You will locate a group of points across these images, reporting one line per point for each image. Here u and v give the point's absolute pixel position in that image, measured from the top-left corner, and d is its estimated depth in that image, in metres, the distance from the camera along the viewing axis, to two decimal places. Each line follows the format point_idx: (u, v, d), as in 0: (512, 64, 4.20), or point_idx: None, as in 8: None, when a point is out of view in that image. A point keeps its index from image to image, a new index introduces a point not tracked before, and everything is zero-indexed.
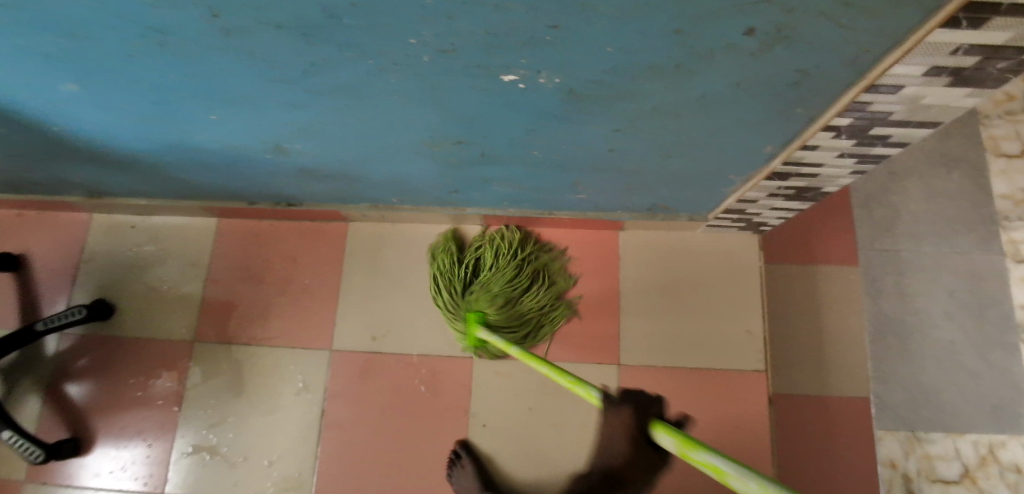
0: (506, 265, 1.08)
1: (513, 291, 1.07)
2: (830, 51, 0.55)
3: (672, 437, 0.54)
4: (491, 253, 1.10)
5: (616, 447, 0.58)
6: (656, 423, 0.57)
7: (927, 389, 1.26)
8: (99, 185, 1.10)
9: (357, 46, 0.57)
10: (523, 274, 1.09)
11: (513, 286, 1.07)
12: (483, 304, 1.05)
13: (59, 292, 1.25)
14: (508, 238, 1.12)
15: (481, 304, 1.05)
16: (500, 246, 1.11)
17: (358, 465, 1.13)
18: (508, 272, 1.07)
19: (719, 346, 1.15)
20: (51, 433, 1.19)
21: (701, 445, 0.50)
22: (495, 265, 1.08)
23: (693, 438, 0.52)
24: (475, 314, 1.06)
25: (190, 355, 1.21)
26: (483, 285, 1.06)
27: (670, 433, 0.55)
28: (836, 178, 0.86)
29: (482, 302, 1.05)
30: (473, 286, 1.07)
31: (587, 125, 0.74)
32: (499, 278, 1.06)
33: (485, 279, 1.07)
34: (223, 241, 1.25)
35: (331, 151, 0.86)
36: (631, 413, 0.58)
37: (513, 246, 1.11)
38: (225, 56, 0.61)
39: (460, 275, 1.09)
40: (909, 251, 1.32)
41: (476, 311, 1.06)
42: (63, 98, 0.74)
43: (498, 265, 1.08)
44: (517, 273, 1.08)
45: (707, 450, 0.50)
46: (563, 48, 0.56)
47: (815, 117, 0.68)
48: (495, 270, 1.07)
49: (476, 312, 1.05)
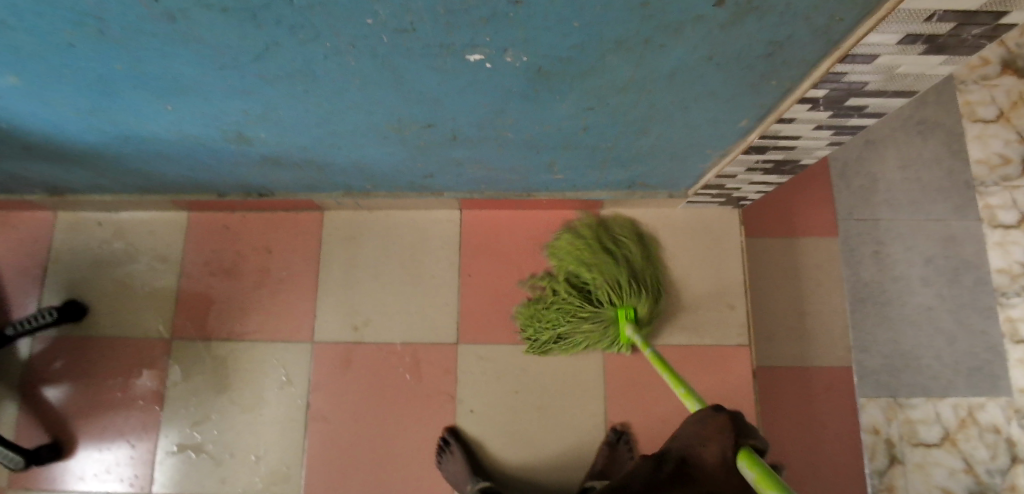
0: (600, 257, 1.07)
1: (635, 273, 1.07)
2: (799, 19, 0.53)
3: (758, 471, 0.54)
4: (579, 258, 1.09)
5: (708, 450, 0.58)
6: (746, 453, 0.57)
7: (907, 355, 1.28)
8: (59, 182, 1.07)
9: (310, 28, 0.55)
10: (620, 251, 1.09)
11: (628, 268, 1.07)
12: (614, 302, 1.04)
13: (26, 294, 1.22)
14: (574, 241, 1.11)
15: (617, 299, 1.04)
16: (572, 250, 1.10)
17: (345, 456, 1.12)
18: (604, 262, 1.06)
19: (703, 321, 1.15)
20: (30, 438, 1.16)
21: None
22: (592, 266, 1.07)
23: (785, 484, 0.53)
24: (620, 312, 1.05)
25: (169, 353, 1.18)
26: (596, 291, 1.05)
27: (754, 467, 0.55)
28: (814, 150, 0.85)
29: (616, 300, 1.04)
30: (591, 297, 1.06)
31: (557, 104, 0.72)
32: (613, 268, 1.06)
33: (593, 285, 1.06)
34: (195, 236, 1.22)
35: (297, 139, 0.83)
36: (728, 422, 0.58)
37: (594, 242, 1.10)
38: (171, 43, 0.58)
39: (573, 295, 1.07)
40: (887, 219, 1.33)
41: (617, 313, 1.05)
42: (7, 93, 0.70)
43: (596, 260, 1.07)
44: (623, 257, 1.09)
45: None
46: (529, 24, 0.54)
47: (790, 88, 0.67)
48: (600, 266, 1.06)
49: (626, 308, 1.04)
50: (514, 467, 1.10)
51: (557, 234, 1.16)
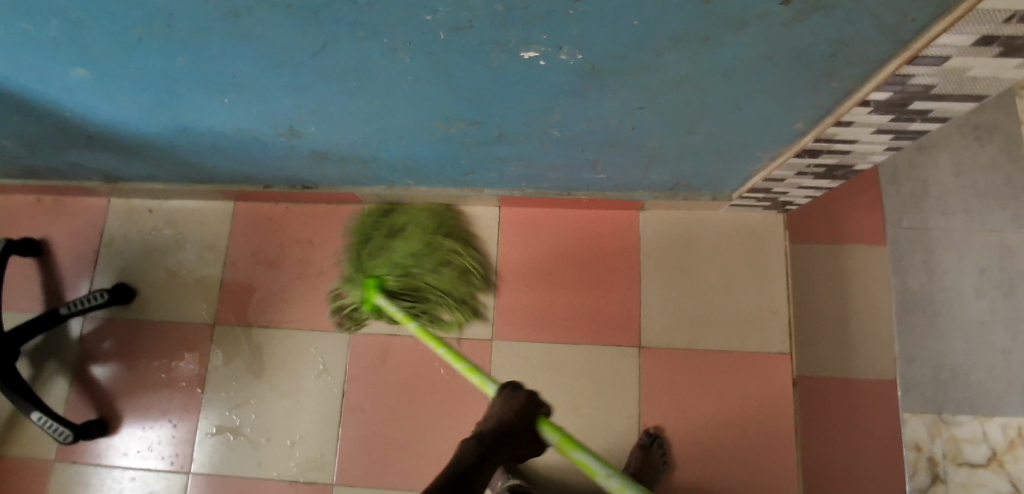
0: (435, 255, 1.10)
1: (425, 269, 1.09)
2: (869, 19, 0.52)
3: (555, 434, 0.70)
4: (406, 228, 1.12)
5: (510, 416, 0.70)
6: (542, 421, 0.71)
7: (956, 370, 1.23)
8: (112, 170, 1.10)
9: (366, 23, 0.56)
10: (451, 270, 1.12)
11: (422, 264, 1.09)
12: (380, 269, 1.08)
13: (82, 277, 1.26)
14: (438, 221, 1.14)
15: (380, 270, 1.08)
16: (414, 220, 1.13)
17: (379, 446, 1.14)
18: (409, 245, 1.09)
19: (742, 327, 1.13)
20: (79, 414, 1.21)
21: (580, 447, 0.69)
22: (392, 244, 1.10)
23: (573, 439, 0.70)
24: (377, 278, 1.08)
25: (210, 338, 1.22)
26: (379, 255, 1.10)
27: (553, 431, 0.71)
28: (870, 155, 0.82)
29: (382, 267, 1.08)
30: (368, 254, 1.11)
31: (606, 102, 0.71)
32: (426, 256, 1.09)
33: (384, 248, 1.10)
34: (239, 225, 1.25)
35: (343, 133, 0.84)
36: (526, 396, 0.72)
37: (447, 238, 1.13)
38: (233, 39, 0.59)
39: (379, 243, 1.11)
40: (939, 228, 1.28)
41: (374, 277, 1.08)
42: (73, 86, 0.73)
43: (409, 239, 1.10)
44: (433, 250, 1.10)
45: (582, 451, 0.69)
46: (584, 21, 0.54)
47: (852, 90, 0.65)
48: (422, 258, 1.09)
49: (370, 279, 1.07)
50: (546, 466, 1.10)
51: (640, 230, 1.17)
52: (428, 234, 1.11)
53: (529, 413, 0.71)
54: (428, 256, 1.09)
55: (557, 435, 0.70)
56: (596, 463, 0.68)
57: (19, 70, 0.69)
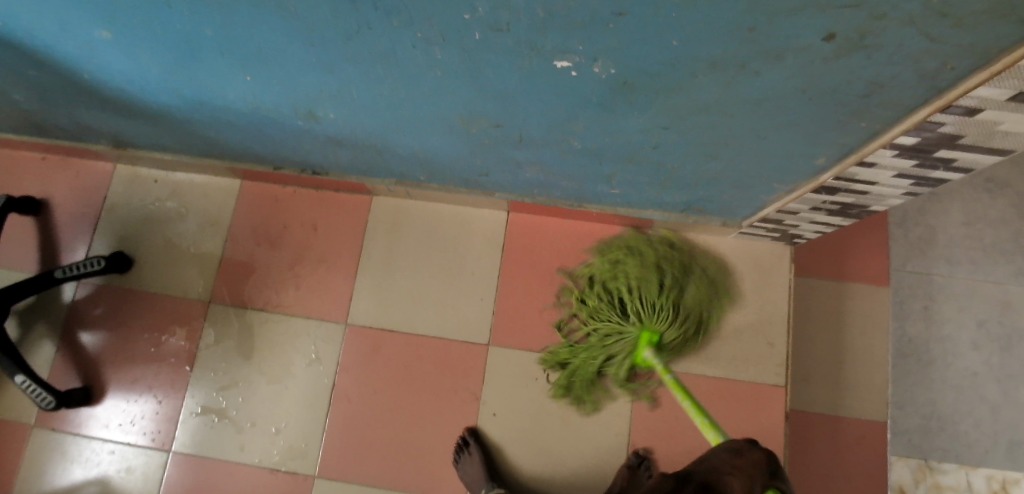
0: (660, 271, 1.07)
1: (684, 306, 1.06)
2: (908, 63, 0.51)
3: None
4: (636, 280, 1.06)
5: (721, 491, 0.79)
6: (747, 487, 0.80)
7: (945, 418, 1.23)
8: (124, 136, 1.09)
9: (406, 15, 0.55)
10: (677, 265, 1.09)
11: (676, 290, 1.06)
12: (652, 316, 1.03)
13: (78, 239, 1.25)
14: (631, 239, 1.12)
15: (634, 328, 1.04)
16: (618, 261, 1.09)
17: (364, 441, 1.13)
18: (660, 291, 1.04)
19: (739, 356, 1.12)
20: (62, 380, 1.19)
21: None
22: (640, 294, 1.04)
23: None
24: (645, 330, 1.04)
25: (205, 315, 1.20)
26: (638, 304, 1.04)
27: None
28: (886, 197, 0.82)
29: (648, 320, 1.03)
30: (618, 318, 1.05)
31: (633, 118, 0.70)
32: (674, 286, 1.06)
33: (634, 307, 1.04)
34: (245, 204, 1.23)
35: (363, 121, 0.83)
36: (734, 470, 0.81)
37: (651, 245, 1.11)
38: (270, 14, 0.58)
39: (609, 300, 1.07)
40: (941, 275, 1.28)
41: (644, 334, 1.04)
42: (97, 45, 0.72)
43: (650, 281, 1.05)
44: (676, 282, 1.06)
45: None
46: (626, 36, 0.53)
47: (879, 131, 0.65)
48: (649, 283, 1.05)
49: (652, 330, 1.03)
50: (531, 478, 1.09)
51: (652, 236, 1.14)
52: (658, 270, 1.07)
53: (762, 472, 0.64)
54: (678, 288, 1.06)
55: None
56: None
57: (44, 23, 0.68)
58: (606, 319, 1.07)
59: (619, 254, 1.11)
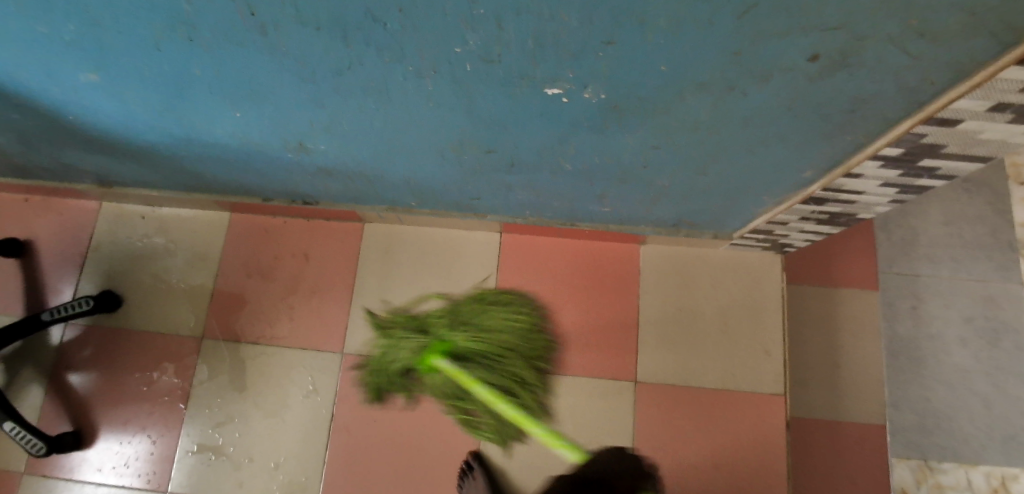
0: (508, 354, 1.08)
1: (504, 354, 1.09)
2: (891, 80, 0.53)
3: None
4: (471, 315, 1.12)
5: None
6: None
7: (941, 417, 1.24)
8: (109, 174, 1.08)
9: (396, 50, 0.56)
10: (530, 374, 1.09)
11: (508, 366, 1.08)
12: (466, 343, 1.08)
13: (65, 280, 1.23)
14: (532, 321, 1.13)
15: (449, 338, 1.09)
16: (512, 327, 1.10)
17: (364, 471, 1.11)
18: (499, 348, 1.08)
19: (736, 366, 1.13)
20: (52, 425, 1.16)
21: None
22: (482, 332, 1.09)
23: None
24: (447, 346, 1.09)
25: (197, 351, 1.18)
26: (480, 337, 1.09)
27: None
28: (873, 206, 0.84)
29: (454, 331, 1.10)
30: (438, 322, 1.12)
31: (622, 140, 0.71)
32: (500, 336, 1.09)
33: (457, 321, 1.12)
34: (234, 236, 1.23)
35: (353, 152, 0.84)
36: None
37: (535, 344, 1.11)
38: (258, 54, 0.59)
39: (464, 316, 1.12)
40: (928, 275, 1.30)
41: (443, 345, 1.09)
42: (83, 88, 0.72)
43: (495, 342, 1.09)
44: (509, 329, 1.10)
45: None
46: (615, 63, 0.54)
47: (864, 144, 0.66)
48: (488, 344, 1.08)
49: (442, 343, 1.08)
50: None
51: (649, 266, 1.17)
52: (523, 320, 1.12)
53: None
54: (512, 341, 1.09)
55: None
56: None
57: (29, 69, 0.68)
58: (445, 321, 1.12)
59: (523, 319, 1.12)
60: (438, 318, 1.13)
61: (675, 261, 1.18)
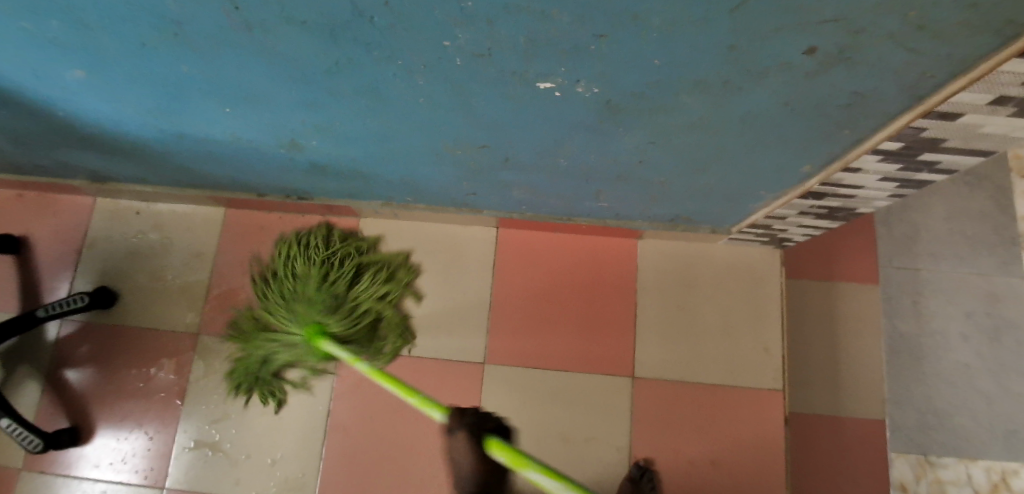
0: (339, 270, 1.10)
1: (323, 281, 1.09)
2: (890, 75, 0.52)
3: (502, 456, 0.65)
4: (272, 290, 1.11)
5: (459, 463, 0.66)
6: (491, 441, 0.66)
7: (941, 412, 1.23)
8: (103, 171, 1.07)
9: (384, 47, 0.54)
10: (369, 270, 1.13)
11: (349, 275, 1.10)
12: (310, 313, 1.04)
13: (62, 278, 1.22)
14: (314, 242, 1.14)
15: (300, 322, 1.05)
16: (307, 269, 1.10)
17: (361, 468, 1.11)
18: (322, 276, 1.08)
19: (733, 361, 1.12)
20: (49, 421, 1.16)
21: (531, 465, 0.64)
22: (304, 288, 1.07)
23: (523, 456, 0.64)
24: (315, 327, 1.04)
25: (193, 347, 1.18)
26: (312, 301, 1.05)
27: (501, 452, 0.65)
28: (872, 200, 0.82)
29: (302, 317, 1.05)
30: (286, 328, 1.07)
31: (617, 136, 0.70)
32: (314, 271, 1.09)
33: (290, 309, 1.06)
34: (230, 233, 1.22)
35: (345, 149, 0.83)
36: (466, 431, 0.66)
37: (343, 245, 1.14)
38: (242, 51, 0.58)
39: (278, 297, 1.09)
40: (929, 270, 1.29)
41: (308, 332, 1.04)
42: (68, 86, 0.71)
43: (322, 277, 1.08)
44: (299, 255, 1.12)
45: (534, 468, 0.64)
46: (608, 58, 0.53)
47: (863, 138, 0.65)
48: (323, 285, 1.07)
49: (310, 330, 1.03)
50: None
51: (649, 262, 1.16)
52: (309, 253, 1.12)
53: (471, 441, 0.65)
54: (324, 265, 1.10)
55: (507, 456, 0.65)
56: (548, 480, 0.63)
57: (13, 67, 0.67)
58: (279, 314, 1.08)
59: (319, 250, 1.12)
60: (277, 320, 1.08)
61: (675, 258, 1.16)
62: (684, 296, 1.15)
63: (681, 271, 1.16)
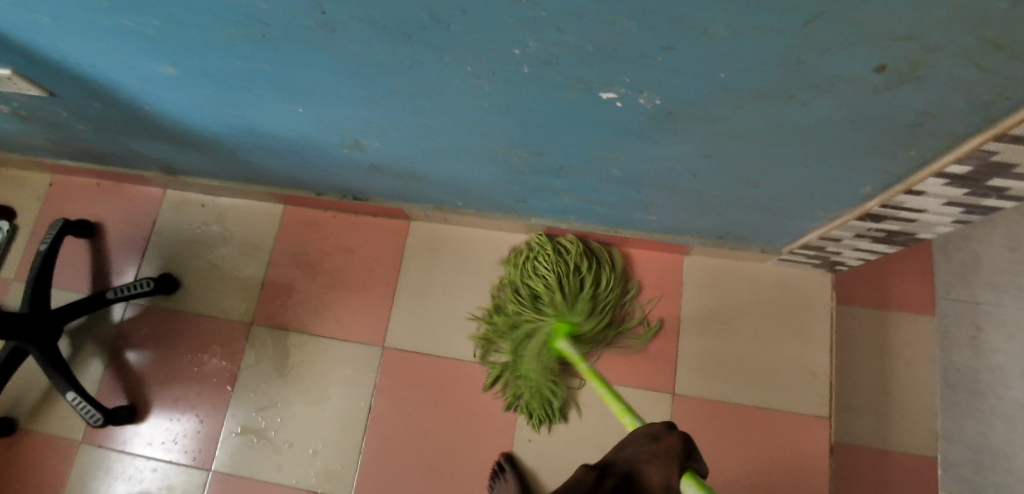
0: (579, 264, 1.08)
1: (579, 279, 1.07)
2: (961, 94, 0.51)
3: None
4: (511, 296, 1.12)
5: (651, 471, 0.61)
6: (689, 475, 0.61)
7: (997, 453, 1.17)
8: (175, 164, 1.14)
9: (457, 51, 0.57)
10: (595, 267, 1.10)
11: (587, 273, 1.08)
12: (556, 314, 1.05)
13: (128, 262, 1.30)
14: (548, 249, 1.09)
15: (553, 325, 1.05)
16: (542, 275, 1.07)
17: (397, 465, 1.13)
18: (570, 275, 1.06)
19: (779, 384, 1.10)
20: (110, 397, 1.23)
21: None
22: (557, 290, 1.05)
23: None
24: (560, 323, 1.05)
25: (246, 336, 1.23)
26: (557, 304, 1.04)
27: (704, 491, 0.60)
28: (935, 225, 0.80)
29: (564, 306, 1.04)
30: (533, 325, 1.07)
31: (674, 148, 0.71)
32: (561, 272, 1.06)
33: (552, 308, 1.05)
34: (287, 228, 1.27)
35: (406, 151, 0.86)
36: (677, 449, 0.61)
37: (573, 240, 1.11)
38: (322, 52, 0.61)
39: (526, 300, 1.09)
40: (988, 303, 1.23)
41: (558, 325, 1.05)
42: (158, 81, 0.76)
43: (567, 273, 1.06)
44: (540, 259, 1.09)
45: None
46: (674, 68, 0.54)
47: (929, 160, 0.64)
48: (570, 284, 1.06)
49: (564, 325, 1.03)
50: None
51: (695, 279, 1.15)
52: (557, 255, 1.08)
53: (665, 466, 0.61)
54: (565, 265, 1.07)
55: None
56: None
57: (112, 61, 0.72)
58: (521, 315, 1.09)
59: (546, 251, 1.09)
60: (522, 324, 1.08)
61: (721, 276, 1.15)
62: (731, 315, 1.14)
63: (728, 290, 1.15)
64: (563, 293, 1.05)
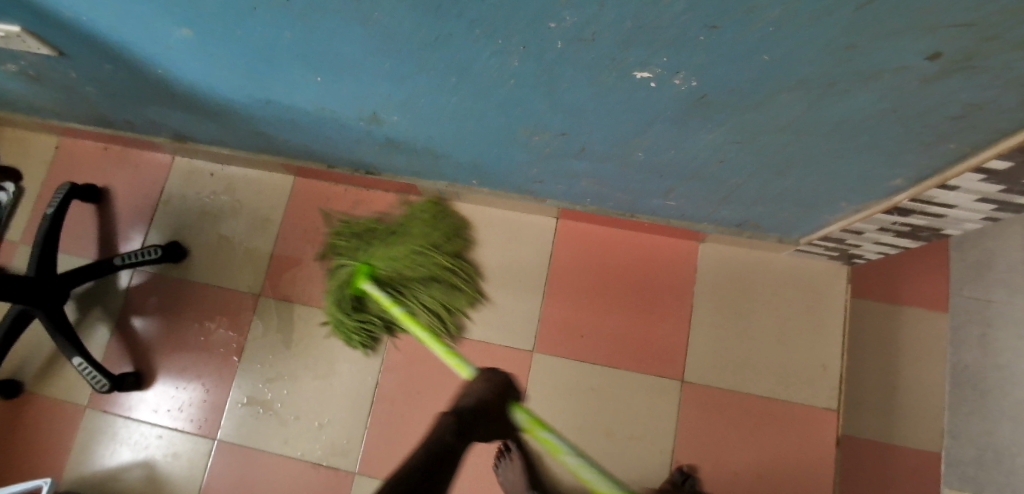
0: (424, 231, 1.11)
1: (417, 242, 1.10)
2: (1015, 86, 0.49)
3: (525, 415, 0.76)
4: (357, 231, 1.15)
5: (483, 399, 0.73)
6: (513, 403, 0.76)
7: (1004, 451, 1.16)
8: (185, 131, 1.12)
9: (487, 24, 0.55)
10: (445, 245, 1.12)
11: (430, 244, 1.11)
12: (377, 260, 1.09)
13: (136, 229, 1.28)
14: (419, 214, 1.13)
15: (368, 269, 1.10)
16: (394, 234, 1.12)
17: (403, 441, 1.13)
18: (405, 236, 1.11)
19: (788, 375, 1.09)
20: (116, 364, 1.22)
21: (548, 428, 0.76)
22: (393, 242, 1.10)
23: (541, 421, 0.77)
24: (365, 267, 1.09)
25: (253, 307, 1.22)
26: (384, 253, 1.09)
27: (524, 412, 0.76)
28: (963, 221, 0.79)
29: (383, 257, 1.09)
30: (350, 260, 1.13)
31: (702, 133, 0.69)
32: (407, 231, 1.11)
33: (375, 254, 1.10)
34: (295, 201, 1.25)
35: (422, 126, 0.84)
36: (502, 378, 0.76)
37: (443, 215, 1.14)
38: (344, 19, 0.59)
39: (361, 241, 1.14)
40: (1003, 302, 1.22)
41: (363, 266, 1.10)
42: (174, 45, 0.73)
43: (408, 236, 1.11)
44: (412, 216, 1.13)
45: (549, 432, 0.76)
46: (715, 50, 0.52)
47: (969, 153, 0.62)
48: (400, 245, 1.10)
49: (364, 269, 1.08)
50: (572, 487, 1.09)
51: (709, 267, 1.14)
52: (417, 219, 1.13)
53: (502, 398, 0.74)
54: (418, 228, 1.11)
55: (526, 417, 0.76)
56: (559, 441, 0.76)
57: (127, 22, 0.70)
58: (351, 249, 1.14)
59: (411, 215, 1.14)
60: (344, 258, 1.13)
61: (735, 265, 1.14)
62: (744, 304, 1.13)
63: (742, 280, 1.13)
64: (387, 247, 1.10)
